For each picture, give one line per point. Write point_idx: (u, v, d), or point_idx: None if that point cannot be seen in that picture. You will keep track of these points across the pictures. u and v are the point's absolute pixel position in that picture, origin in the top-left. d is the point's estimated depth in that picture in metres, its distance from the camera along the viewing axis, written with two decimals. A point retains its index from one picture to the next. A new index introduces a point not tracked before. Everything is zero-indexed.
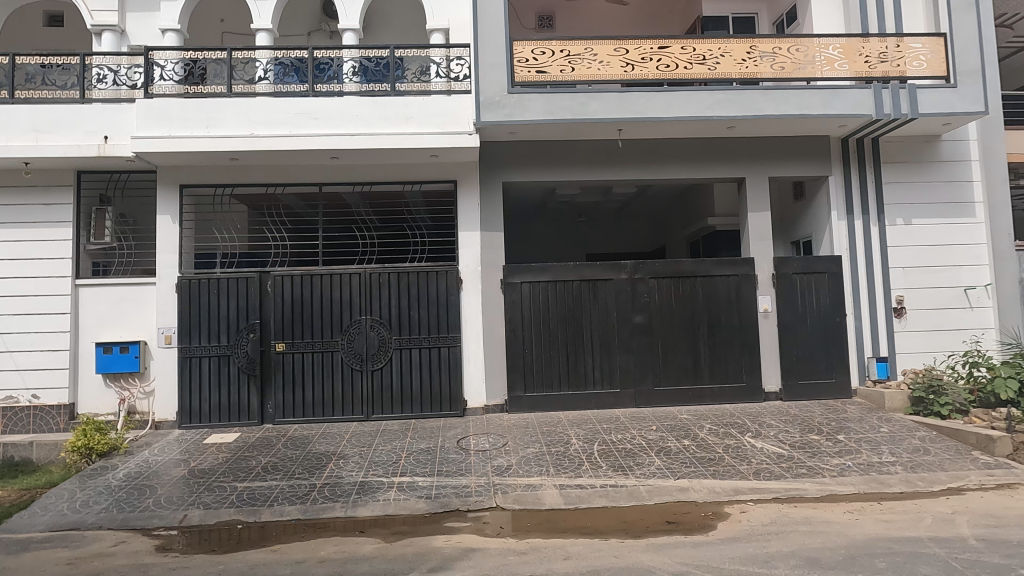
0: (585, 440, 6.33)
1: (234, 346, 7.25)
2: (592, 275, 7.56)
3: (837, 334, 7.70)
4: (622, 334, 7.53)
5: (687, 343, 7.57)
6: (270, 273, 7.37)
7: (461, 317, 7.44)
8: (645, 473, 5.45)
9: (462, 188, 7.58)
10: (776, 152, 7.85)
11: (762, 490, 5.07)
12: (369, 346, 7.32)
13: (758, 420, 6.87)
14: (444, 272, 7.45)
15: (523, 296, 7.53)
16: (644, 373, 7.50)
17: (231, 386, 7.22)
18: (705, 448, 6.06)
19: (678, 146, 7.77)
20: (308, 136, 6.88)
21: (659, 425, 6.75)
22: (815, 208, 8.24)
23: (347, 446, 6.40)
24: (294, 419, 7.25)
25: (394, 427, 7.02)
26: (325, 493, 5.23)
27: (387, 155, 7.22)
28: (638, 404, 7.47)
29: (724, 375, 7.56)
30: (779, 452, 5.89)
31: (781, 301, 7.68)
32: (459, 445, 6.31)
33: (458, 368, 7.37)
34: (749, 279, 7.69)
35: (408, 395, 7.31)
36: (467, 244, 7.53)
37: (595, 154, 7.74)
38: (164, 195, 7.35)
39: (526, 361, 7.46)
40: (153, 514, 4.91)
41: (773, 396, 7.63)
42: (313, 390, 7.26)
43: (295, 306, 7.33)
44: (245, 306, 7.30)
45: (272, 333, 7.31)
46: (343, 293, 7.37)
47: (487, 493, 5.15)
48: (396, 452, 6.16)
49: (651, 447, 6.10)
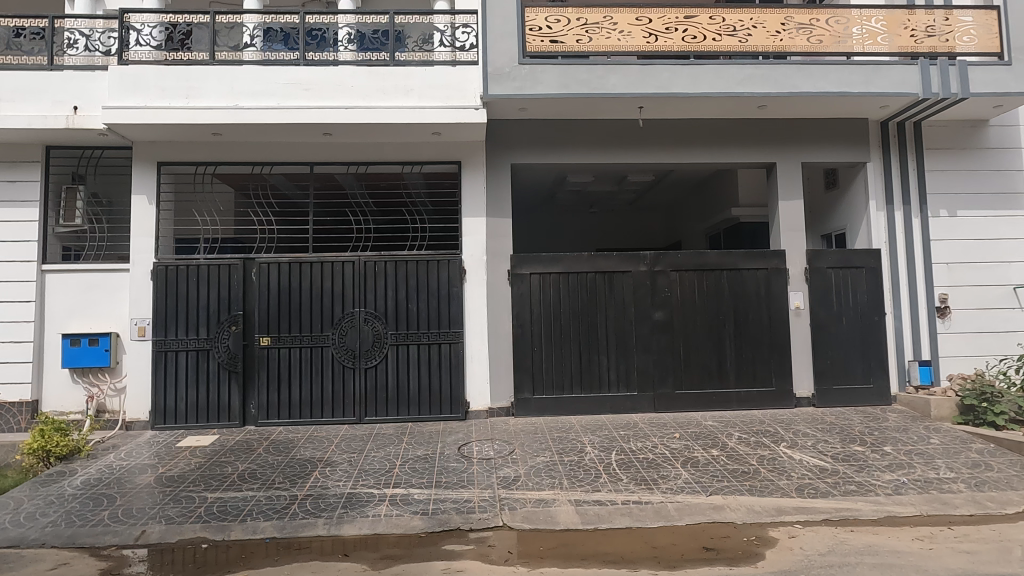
0: (602, 449, 5.67)
1: (215, 340, 6.59)
2: (608, 267, 6.90)
3: (875, 335, 7.03)
4: (640, 332, 6.86)
5: (712, 343, 6.91)
6: (255, 260, 6.72)
7: (464, 311, 6.78)
8: (671, 488, 4.78)
9: (466, 169, 6.92)
10: (810, 136, 7.18)
11: (809, 510, 4.41)
12: (363, 341, 6.66)
13: (792, 429, 6.20)
14: (446, 261, 6.79)
15: (532, 289, 6.87)
16: (665, 375, 6.83)
17: (211, 384, 6.57)
18: (736, 459, 5.40)
19: (704, 128, 7.12)
20: (298, 109, 6.23)
21: (683, 433, 6.08)
22: (850, 198, 7.57)
23: (336, 452, 5.73)
24: (279, 420, 6.60)
25: (389, 431, 6.36)
26: (307, 507, 4.56)
27: (386, 132, 6.56)
28: (657, 409, 6.81)
29: (751, 378, 6.89)
30: (822, 466, 5.22)
31: (814, 298, 7.01)
32: (460, 453, 5.65)
33: (459, 367, 6.70)
34: (780, 273, 7.01)
35: (405, 396, 6.66)
36: (472, 231, 6.87)
37: (612, 135, 7.08)
38: (140, 173, 6.69)
39: (535, 360, 6.80)
40: (106, 530, 4.25)
41: (805, 403, 6.96)
42: (300, 389, 6.61)
43: (282, 297, 6.68)
44: (227, 296, 6.65)
45: (256, 326, 6.66)
46: (334, 283, 6.72)
47: (492, 508, 4.48)
48: (390, 460, 5.49)
49: (677, 457, 5.43)
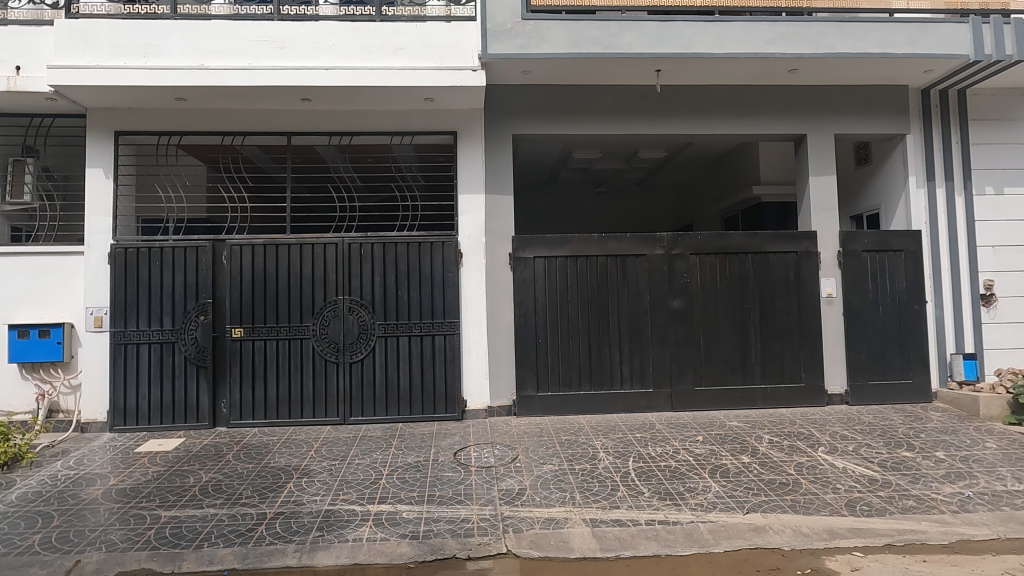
0: (618, 456, 4.99)
1: (181, 332, 5.88)
2: (621, 250, 6.19)
3: (915, 326, 6.36)
4: (656, 322, 6.18)
5: (736, 334, 6.23)
6: (226, 242, 5.99)
7: (460, 298, 6.08)
8: (701, 505, 4.11)
9: (462, 140, 6.18)
10: (845, 104, 6.46)
11: (867, 532, 3.74)
12: (348, 333, 5.96)
13: (827, 431, 5.54)
14: (440, 243, 6.08)
15: (536, 274, 6.16)
16: (683, 369, 6.16)
17: (177, 381, 5.87)
18: (772, 467, 4.73)
19: (727, 96, 6.39)
20: (271, 70, 5.48)
21: (707, 436, 5.42)
22: (886, 174, 6.87)
23: (316, 460, 5.03)
24: (254, 421, 5.92)
25: (377, 433, 5.68)
26: (275, 529, 3.86)
27: (372, 98, 5.82)
28: (675, 408, 6.14)
29: (779, 372, 6.23)
30: (871, 476, 4.55)
31: (849, 285, 6.33)
32: (456, 460, 4.97)
33: (456, 360, 6.02)
34: (811, 256, 6.31)
35: (394, 393, 5.98)
36: (469, 209, 6.15)
37: (625, 103, 6.34)
38: (94, 144, 5.92)
39: (540, 353, 6.12)
40: (32, 560, 3.53)
41: (837, 400, 6.30)
42: (278, 386, 5.92)
43: (256, 283, 5.97)
44: (194, 282, 5.93)
45: (227, 315, 5.95)
46: (314, 268, 6.00)
47: (493, 531, 3.80)
48: (375, 469, 4.81)
49: (703, 466, 4.77)
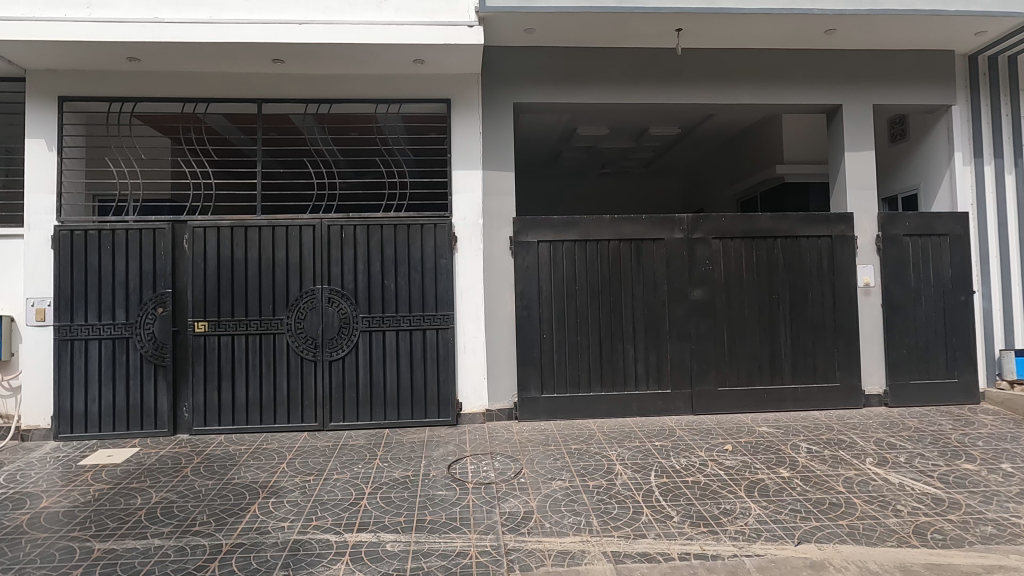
0: (638, 470, 4.32)
1: (136, 326, 5.16)
2: (635, 233, 5.50)
3: (961, 319, 5.71)
4: (675, 315, 5.50)
5: (764, 328, 5.56)
6: (187, 224, 5.25)
7: (454, 288, 5.38)
8: (742, 533, 3.45)
9: (457, 109, 5.44)
10: (884, 72, 5.78)
11: (950, 570, 3.07)
12: (327, 327, 5.26)
13: (872, 437, 4.88)
14: (432, 225, 5.36)
15: (540, 261, 5.46)
16: (705, 368, 5.50)
17: (132, 382, 5.16)
18: (817, 484, 4.06)
19: (753, 61, 5.69)
20: (233, 23, 4.70)
21: (736, 445, 4.76)
22: (925, 151, 6.21)
23: (286, 475, 4.32)
24: (220, 426, 5.22)
25: (360, 441, 5.00)
26: (231, 567, 3.15)
27: (352, 59, 5.07)
28: (695, 411, 5.49)
29: (810, 371, 5.58)
30: (934, 495, 3.89)
31: (889, 273, 5.66)
32: (450, 476, 4.28)
33: (449, 359, 5.33)
34: (847, 241, 5.64)
35: (380, 396, 5.29)
36: (463, 188, 5.43)
37: (640, 68, 5.62)
38: (34, 111, 5.14)
39: (544, 350, 5.43)
40: None
41: (875, 402, 5.66)
42: (248, 388, 5.22)
43: (222, 271, 5.25)
44: (151, 270, 5.20)
45: (189, 307, 5.23)
46: (288, 254, 5.28)
47: (496, 569, 3.11)
48: (355, 486, 4.12)
49: (737, 482, 4.11)
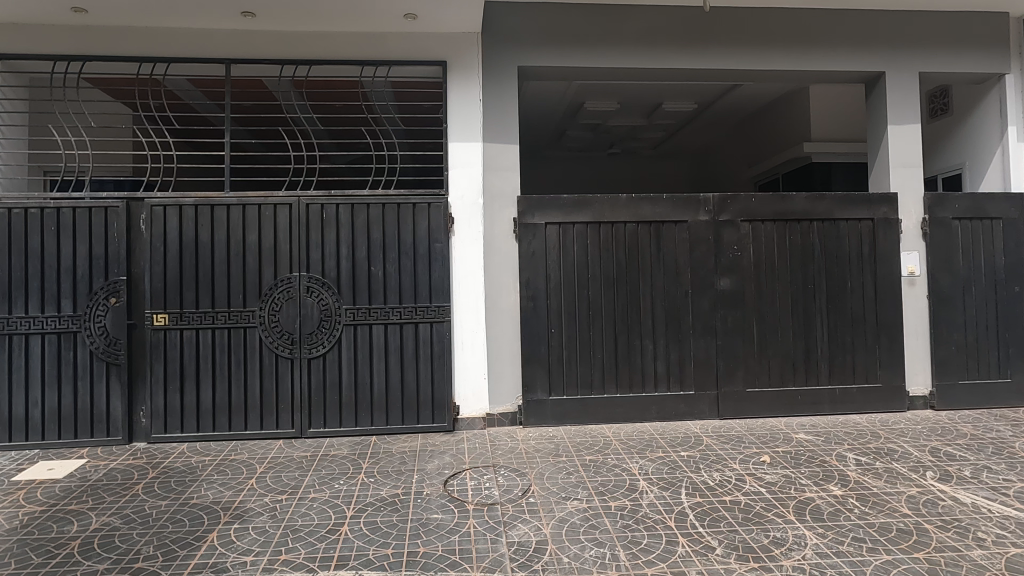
0: (665, 487, 3.70)
1: (85, 319, 4.50)
2: (655, 215, 4.87)
3: (1014, 311, 5.13)
4: (699, 307, 4.89)
5: (798, 322, 4.97)
6: (144, 202, 4.57)
7: (450, 277, 4.75)
8: (803, 571, 2.82)
9: (453, 73, 4.78)
10: (933, 36, 5.15)
11: None
12: (305, 321, 4.61)
13: (926, 447, 4.29)
14: (424, 204, 4.73)
15: (548, 246, 4.83)
16: (732, 367, 4.91)
17: (82, 383, 4.50)
18: (878, 505, 3.46)
19: (788, 22, 5.05)
20: None
21: (774, 456, 4.16)
22: (972, 127, 5.60)
23: (253, 495, 3.67)
24: (182, 434, 4.57)
25: (344, 450, 4.37)
26: None
27: (332, 12, 4.38)
28: (721, 416, 4.91)
29: (848, 371, 4.99)
30: (1019, 519, 3.27)
31: (936, 261, 5.07)
32: (447, 495, 3.65)
33: (445, 356, 4.70)
34: (890, 225, 5.04)
35: (366, 398, 4.66)
36: (461, 162, 4.78)
37: (661, 29, 4.96)
38: None
39: (553, 347, 4.81)
40: None
41: (920, 404, 5.07)
42: (215, 390, 4.58)
43: (185, 256, 4.59)
44: (102, 254, 4.53)
45: (147, 298, 4.57)
46: (261, 236, 4.62)
47: None
48: (334, 509, 3.48)
49: (785, 503, 3.50)
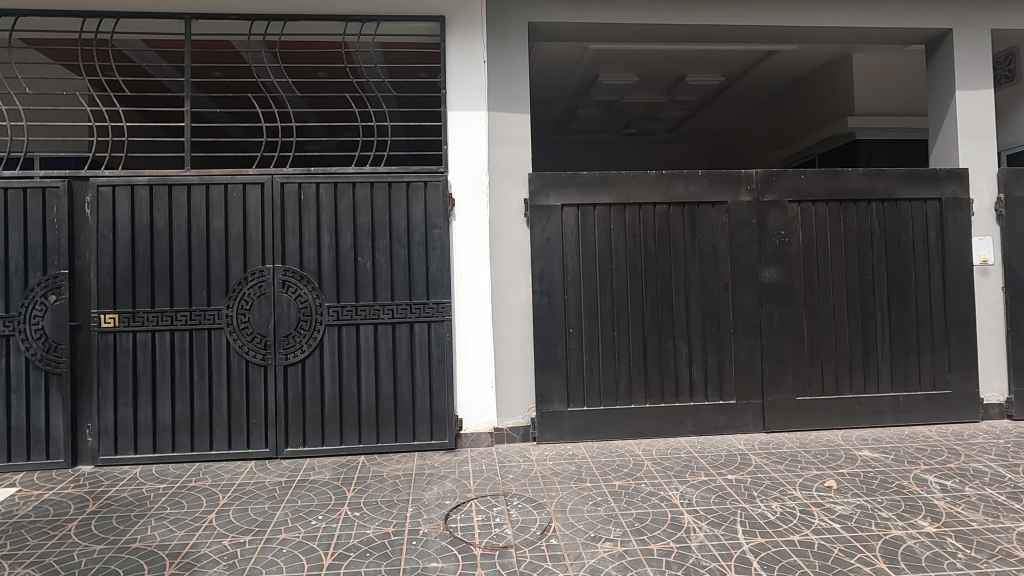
0: (716, 522, 3.02)
1: (20, 322, 3.80)
2: (689, 194, 4.18)
3: None
4: (740, 303, 4.21)
5: (854, 319, 4.28)
6: (89, 182, 3.87)
7: (451, 269, 4.05)
8: None
9: (452, 31, 4.08)
10: None
11: None
12: (280, 321, 3.92)
13: (1019, 466, 3.58)
14: (420, 183, 4.03)
15: (565, 231, 4.13)
16: (779, 372, 4.22)
17: (16, 397, 3.82)
18: (986, 547, 2.75)
19: None
20: None
21: (839, 480, 3.47)
22: None
23: (209, 538, 2.96)
24: (136, 455, 3.88)
25: (327, 474, 3.68)
26: None
27: None
28: (767, 429, 4.23)
29: (912, 375, 4.31)
30: None
31: (1013, 247, 4.37)
32: (448, 535, 2.95)
33: (446, 362, 4.01)
34: (960, 205, 4.35)
35: (353, 412, 3.97)
36: (462, 135, 4.09)
37: None
38: None
39: (572, 351, 4.13)
40: None
41: (995, 414, 4.38)
42: (175, 404, 3.89)
43: (138, 246, 3.90)
44: (39, 244, 3.84)
45: (93, 295, 3.88)
46: (228, 223, 3.92)
47: None
48: (307, 556, 2.77)
49: (869, 545, 2.79)
